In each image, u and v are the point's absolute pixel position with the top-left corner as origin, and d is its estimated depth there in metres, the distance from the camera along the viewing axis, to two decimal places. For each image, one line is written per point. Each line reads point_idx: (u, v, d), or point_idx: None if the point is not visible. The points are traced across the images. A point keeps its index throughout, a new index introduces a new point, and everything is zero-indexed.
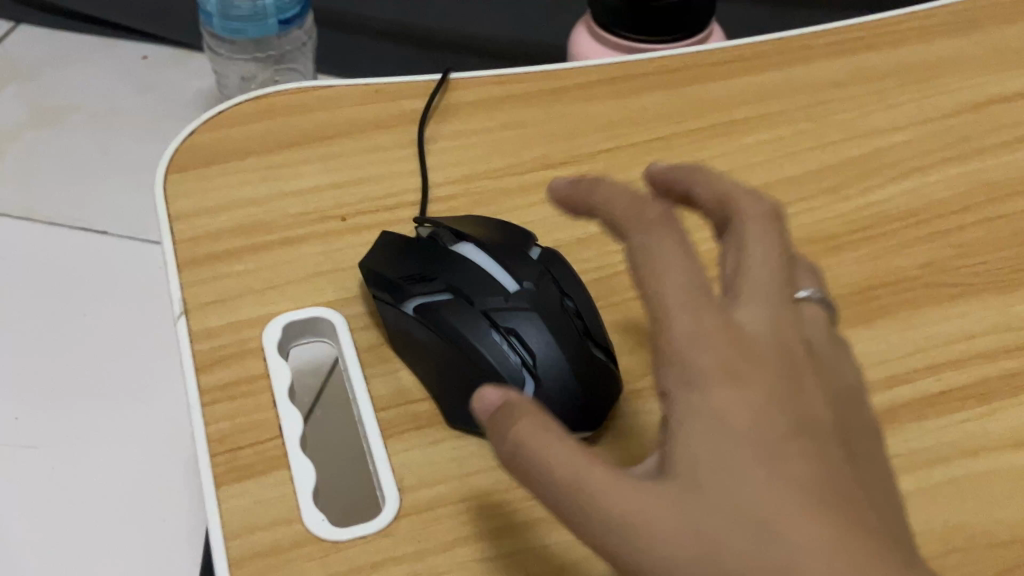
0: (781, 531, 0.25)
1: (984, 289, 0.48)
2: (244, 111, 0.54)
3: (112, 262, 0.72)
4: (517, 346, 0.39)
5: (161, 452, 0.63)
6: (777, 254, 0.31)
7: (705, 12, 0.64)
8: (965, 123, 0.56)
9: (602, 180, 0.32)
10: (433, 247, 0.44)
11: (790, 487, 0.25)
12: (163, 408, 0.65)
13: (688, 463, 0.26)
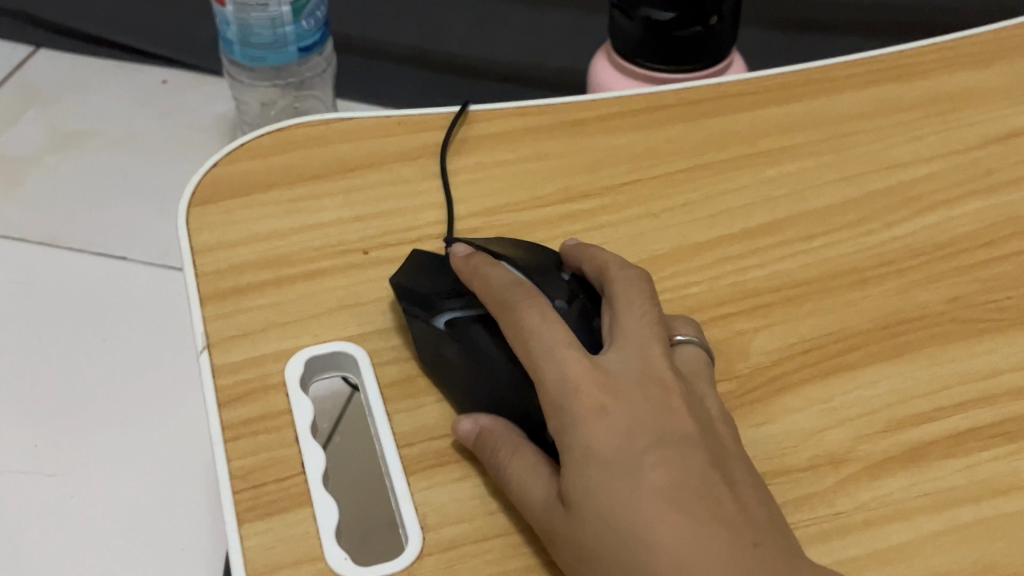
0: (641, 529, 0.33)
1: (1012, 325, 0.48)
2: (270, 144, 0.56)
3: (132, 287, 0.73)
4: None
5: (180, 480, 0.64)
6: (645, 311, 0.40)
7: (724, 45, 0.66)
8: (988, 156, 0.56)
9: (483, 266, 0.42)
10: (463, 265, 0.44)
11: (648, 494, 0.34)
12: (183, 435, 0.66)
13: (574, 486, 0.35)
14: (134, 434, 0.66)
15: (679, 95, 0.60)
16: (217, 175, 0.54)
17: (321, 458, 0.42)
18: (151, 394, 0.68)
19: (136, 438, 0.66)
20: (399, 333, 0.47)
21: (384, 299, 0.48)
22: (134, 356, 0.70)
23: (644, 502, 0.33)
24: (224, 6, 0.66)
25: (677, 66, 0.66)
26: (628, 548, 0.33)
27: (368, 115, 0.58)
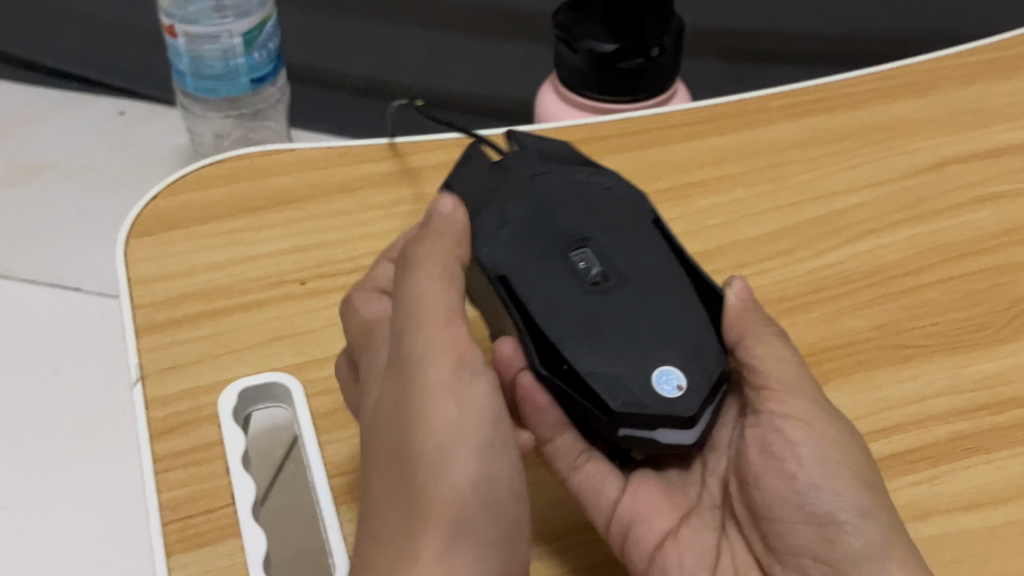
0: None
1: (938, 351, 0.49)
2: (210, 177, 0.56)
3: (76, 320, 0.67)
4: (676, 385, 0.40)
5: (127, 515, 0.58)
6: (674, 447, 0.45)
7: (669, 76, 0.67)
8: (921, 185, 0.57)
9: None
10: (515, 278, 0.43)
11: None
12: (129, 467, 0.60)
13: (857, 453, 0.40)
14: (80, 469, 0.60)
15: (619, 125, 0.61)
16: (156, 209, 0.54)
17: (252, 489, 0.42)
18: (97, 427, 0.61)
19: (78, 476, 0.60)
20: (333, 363, 0.47)
21: (320, 329, 0.49)
22: (79, 391, 0.63)
23: None
24: (174, 38, 0.66)
25: (621, 96, 0.66)
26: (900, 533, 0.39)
27: (310, 146, 0.59)
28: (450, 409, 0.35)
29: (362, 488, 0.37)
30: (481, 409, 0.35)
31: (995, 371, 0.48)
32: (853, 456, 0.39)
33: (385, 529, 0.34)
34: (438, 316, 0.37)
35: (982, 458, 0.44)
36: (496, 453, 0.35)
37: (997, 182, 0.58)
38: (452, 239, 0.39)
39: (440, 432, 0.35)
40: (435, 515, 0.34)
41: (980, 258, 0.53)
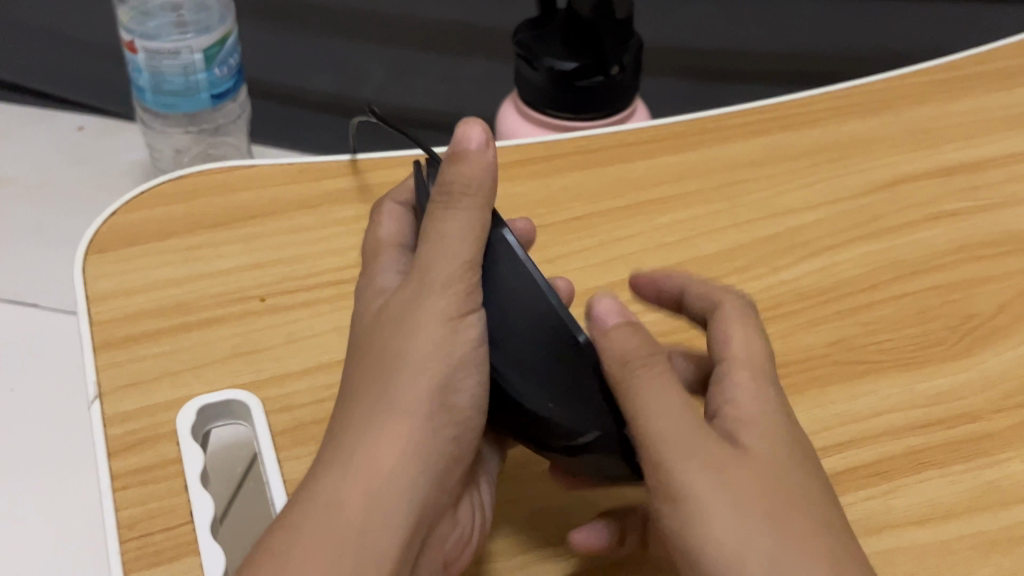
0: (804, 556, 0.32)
1: (891, 366, 0.49)
2: (169, 194, 0.56)
3: (30, 335, 0.65)
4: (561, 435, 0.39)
5: (78, 526, 0.55)
6: None
7: (628, 93, 0.67)
8: (875, 202, 0.58)
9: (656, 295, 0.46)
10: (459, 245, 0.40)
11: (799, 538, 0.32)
12: (83, 481, 0.58)
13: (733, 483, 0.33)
14: (29, 482, 0.57)
15: (578, 143, 0.62)
16: (114, 224, 0.54)
17: (211, 507, 0.42)
18: (51, 440, 0.59)
19: (37, 479, 0.57)
20: (292, 379, 0.47)
21: (279, 345, 0.49)
22: (41, 399, 0.62)
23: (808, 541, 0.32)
24: (134, 54, 0.66)
25: (583, 114, 0.67)
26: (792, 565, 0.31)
27: (270, 162, 0.59)
28: (441, 330, 0.36)
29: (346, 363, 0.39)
30: (474, 342, 0.37)
31: (948, 387, 0.49)
32: (696, 511, 0.32)
33: (359, 402, 0.36)
34: (453, 252, 0.37)
35: (935, 472, 0.45)
36: (471, 370, 0.37)
37: (951, 200, 0.59)
38: (483, 177, 0.38)
39: (429, 345, 0.36)
40: (407, 404, 0.36)
41: (934, 274, 0.54)
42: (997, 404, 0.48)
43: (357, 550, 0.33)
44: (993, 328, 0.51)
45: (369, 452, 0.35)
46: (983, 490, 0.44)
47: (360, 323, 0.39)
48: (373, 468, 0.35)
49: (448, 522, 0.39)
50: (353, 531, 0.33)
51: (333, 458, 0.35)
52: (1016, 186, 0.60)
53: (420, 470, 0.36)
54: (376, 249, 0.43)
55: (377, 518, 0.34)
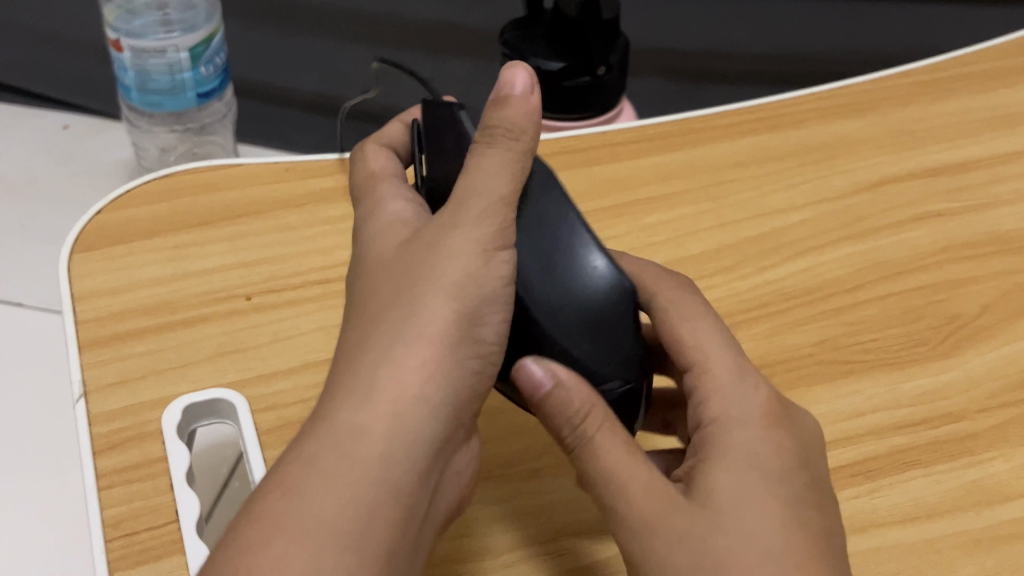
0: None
1: (875, 366, 0.50)
2: (155, 193, 0.56)
3: (14, 335, 0.65)
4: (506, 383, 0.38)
5: (62, 525, 0.55)
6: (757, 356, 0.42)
7: (614, 93, 0.68)
8: (860, 203, 0.59)
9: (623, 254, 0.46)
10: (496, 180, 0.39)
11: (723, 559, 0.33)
12: (68, 479, 0.58)
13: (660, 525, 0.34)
14: (13, 480, 0.57)
15: (564, 142, 0.62)
16: (99, 223, 0.54)
17: (197, 505, 0.42)
18: (35, 438, 0.59)
19: (22, 481, 0.57)
20: (278, 378, 0.47)
21: (264, 345, 0.48)
22: (27, 399, 0.61)
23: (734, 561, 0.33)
24: (120, 52, 0.66)
25: (570, 112, 0.67)
26: None
27: (256, 161, 0.59)
28: (474, 262, 0.35)
29: (357, 285, 0.37)
30: (503, 278, 0.36)
31: (933, 387, 0.49)
32: (654, 572, 0.34)
33: (379, 324, 0.34)
34: (493, 189, 0.36)
35: (919, 472, 0.45)
36: (498, 305, 0.36)
37: (935, 201, 0.59)
38: (525, 123, 0.38)
39: (458, 273, 0.34)
40: (434, 330, 0.34)
41: (918, 275, 0.54)
42: (981, 404, 0.48)
43: (373, 483, 0.31)
44: (977, 329, 0.52)
45: (396, 377, 0.33)
46: (967, 489, 0.45)
47: (377, 249, 0.37)
48: (401, 394, 0.32)
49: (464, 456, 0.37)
50: (371, 462, 0.31)
51: (350, 384, 0.33)
52: (1000, 187, 0.60)
53: (447, 401, 0.34)
54: (372, 182, 0.43)
55: (405, 449, 0.32)
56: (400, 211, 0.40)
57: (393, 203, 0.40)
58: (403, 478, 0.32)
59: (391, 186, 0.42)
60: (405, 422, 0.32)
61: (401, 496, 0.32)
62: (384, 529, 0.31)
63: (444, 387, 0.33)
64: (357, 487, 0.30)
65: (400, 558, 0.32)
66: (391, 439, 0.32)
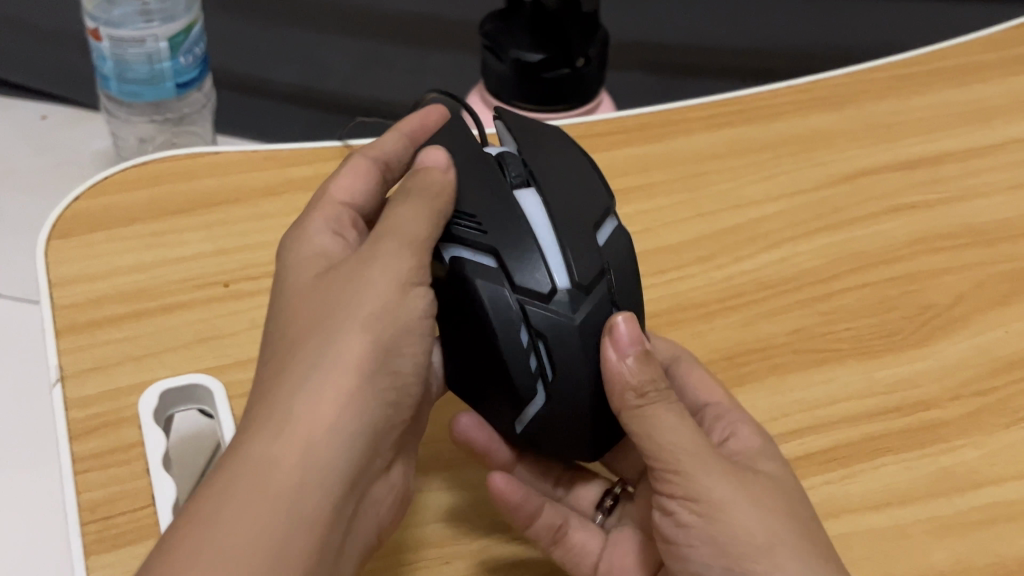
0: (807, 544, 0.36)
1: (849, 356, 0.50)
2: (133, 181, 0.56)
3: None
4: (542, 351, 0.36)
5: (37, 511, 0.55)
6: None
7: (593, 85, 0.68)
8: (836, 195, 0.59)
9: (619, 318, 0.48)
10: (574, 189, 0.40)
11: (799, 527, 0.36)
12: (42, 465, 0.57)
13: (739, 487, 0.36)
14: None
15: None
16: (77, 210, 0.54)
17: (173, 489, 0.42)
18: (10, 425, 0.59)
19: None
20: (255, 364, 0.47)
21: (242, 331, 0.48)
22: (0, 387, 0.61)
23: (804, 531, 0.36)
24: (98, 41, 0.65)
25: (551, 106, 0.67)
26: (801, 551, 0.35)
27: (235, 149, 0.59)
28: (391, 295, 0.37)
29: (274, 316, 0.38)
30: (421, 312, 0.38)
31: (905, 375, 0.49)
32: (739, 519, 0.35)
33: (296, 352, 0.36)
34: (411, 229, 0.38)
35: (891, 458, 0.46)
36: (414, 339, 0.38)
37: (910, 193, 0.59)
38: (444, 185, 0.39)
39: (374, 306, 0.36)
40: (349, 357, 0.35)
41: (892, 266, 0.55)
42: (953, 392, 0.49)
43: (287, 510, 0.32)
44: (950, 319, 0.52)
45: (307, 408, 0.34)
46: (937, 476, 0.45)
47: (294, 279, 0.39)
48: (311, 424, 0.34)
49: (381, 489, 0.39)
50: (284, 488, 0.32)
51: (266, 411, 0.34)
52: (973, 179, 0.61)
53: (358, 430, 0.35)
54: (318, 201, 0.43)
55: (314, 473, 0.33)
56: (327, 244, 0.41)
57: (320, 232, 0.41)
58: (320, 503, 0.33)
59: (329, 212, 0.42)
60: (320, 447, 0.34)
61: (318, 521, 0.33)
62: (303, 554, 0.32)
63: (358, 414, 0.35)
64: (272, 513, 0.32)
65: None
66: (306, 465, 0.33)
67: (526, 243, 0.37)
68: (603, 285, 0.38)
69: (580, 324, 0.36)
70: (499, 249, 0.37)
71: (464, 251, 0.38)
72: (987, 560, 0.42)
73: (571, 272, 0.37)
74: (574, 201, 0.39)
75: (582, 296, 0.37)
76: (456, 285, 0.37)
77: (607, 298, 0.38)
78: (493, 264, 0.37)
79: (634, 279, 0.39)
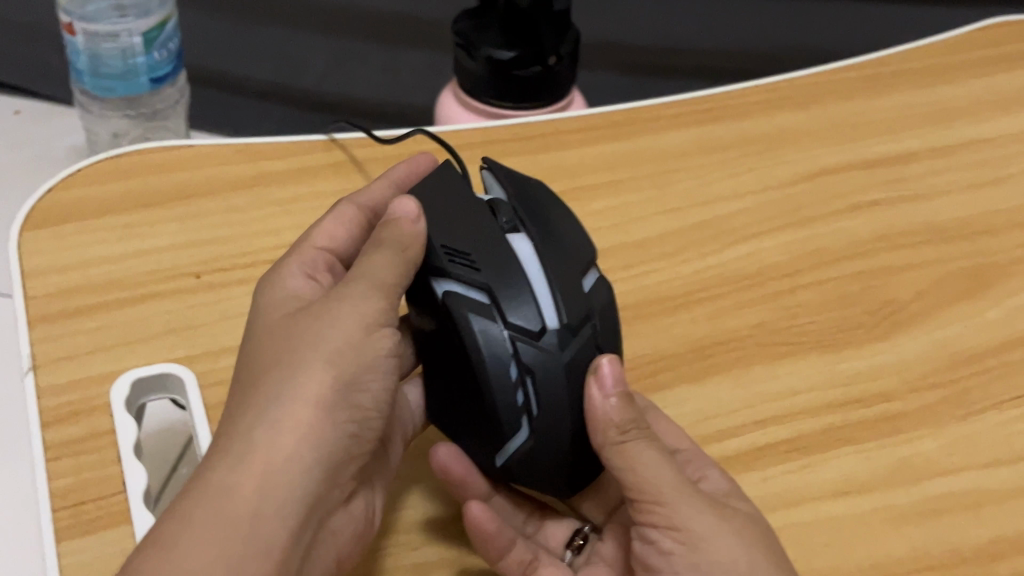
0: (780, 569, 0.37)
1: (811, 349, 0.51)
2: (106, 173, 0.56)
3: None
4: (527, 387, 0.38)
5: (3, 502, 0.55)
6: None
7: (564, 83, 0.69)
8: (801, 192, 0.60)
9: None
10: (561, 238, 0.42)
11: (773, 554, 0.38)
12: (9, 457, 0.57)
13: (716, 518, 0.38)
14: None
15: (514, 131, 0.63)
16: (50, 202, 0.54)
17: (144, 476, 0.43)
18: None
19: None
20: (227, 354, 0.48)
21: (214, 322, 0.49)
22: None
23: (778, 559, 0.38)
24: (72, 36, 0.66)
25: (524, 104, 0.68)
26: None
27: (208, 143, 0.59)
28: (356, 333, 0.38)
29: (245, 350, 0.39)
30: (387, 351, 0.38)
31: (865, 368, 0.50)
32: (719, 548, 0.37)
33: (258, 387, 0.36)
34: (380, 275, 0.39)
35: (851, 448, 0.47)
36: (379, 374, 0.38)
37: (873, 191, 0.61)
38: (415, 235, 0.40)
39: (337, 342, 0.37)
40: (312, 389, 0.36)
41: (856, 262, 0.56)
42: (912, 385, 0.50)
43: (244, 538, 0.33)
44: (910, 314, 0.53)
45: (266, 440, 0.35)
46: (896, 466, 0.46)
47: (264, 317, 0.40)
48: (268, 457, 0.34)
49: (342, 518, 0.39)
50: (240, 518, 0.33)
51: (230, 441, 0.35)
52: (935, 179, 0.62)
53: (317, 462, 0.35)
54: (298, 247, 0.44)
55: (268, 504, 0.34)
56: (300, 287, 0.41)
57: (293, 273, 0.42)
58: (278, 530, 0.34)
59: (304, 257, 0.43)
60: (279, 477, 0.34)
61: (273, 547, 0.33)
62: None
63: (320, 446, 0.36)
64: (225, 541, 0.32)
65: None
66: (263, 492, 0.34)
67: (520, 283, 0.39)
68: (588, 330, 0.40)
69: (569, 363, 0.38)
70: (493, 287, 0.38)
71: (455, 286, 0.39)
72: (944, 546, 0.43)
73: (561, 313, 0.39)
74: (563, 248, 0.41)
75: (570, 337, 0.39)
76: (447, 319, 0.39)
77: (592, 341, 0.39)
78: (485, 300, 0.39)
79: (614, 325, 0.41)
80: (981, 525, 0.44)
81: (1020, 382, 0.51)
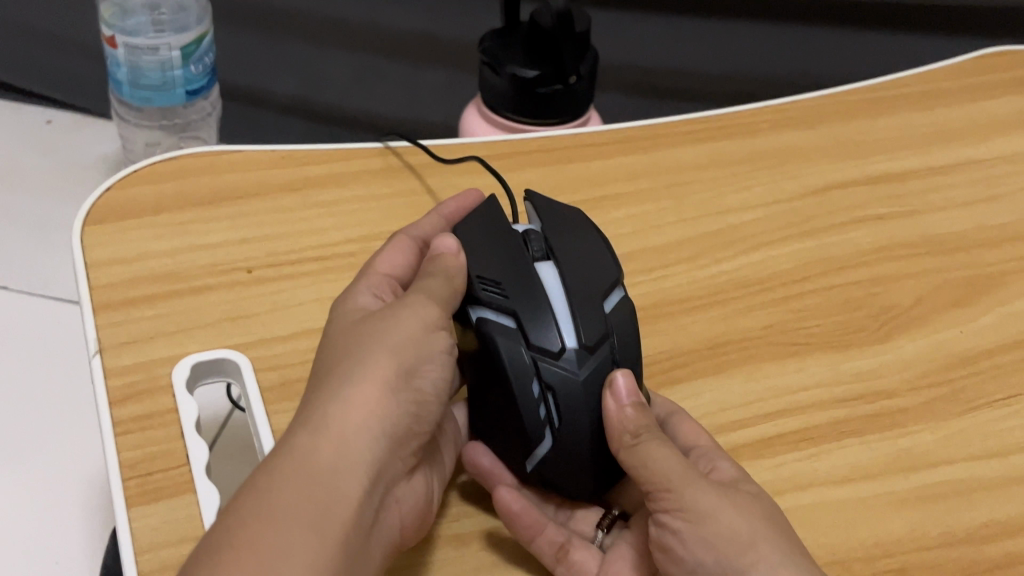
0: (782, 544, 0.39)
1: (818, 348, 0.55)
2: (160, 173, 0.60)
3: (25, 318, 0.77)
4: (550, 402, 0.42)
5: (85, 479, 0.69)
6: None
7: (584, 101, 0.73)
8: (808, 205, 0.64)
9: None
10: (584, 263, 0.45)
11: (776, 532, 0.40)
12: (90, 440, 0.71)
13: (720, 498, 0.40)
14: (55, 435, 0.71)
15: (539, 143, 0.67)
16: (108, 199, 0.58)
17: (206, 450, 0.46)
18: (68, 403, 0.73)
19: (61, 435, 0.71)
20: (278, 342, 0.51)
21: (264, 312, 0.53)
22: (56, 367, 0.75)
23: (781, 536, 0.40)
24: (114, 49, 0.69)
25: (545, 120, 0.72)
26: (779, 551, 0.39)
27: (254, 149, 0.63)
28: (416, 330, 0.42)
29: (318, 353, 0.42)
30: (443, 349, 0.42)
31: (869, 367, 0.54)
32: (724, 522, 0.39)
33: (331, 373, 0.40)
34: (438, 287, 0.43)
35: (855, 439, 0.50)
36: (437, 365, 0.42)
37: (876, 206, 0.65)
38: (459, 268, 0.44)
39: (400, 337, 0.41)
40: (377, 373, 0.39)
41: (859, 270, 0.60)
42: (912, 383, 0.54)
43: (325, 488, 0.35)
44: (910, 319, 0.57)
45: (341, 412, 0.38)
46: (896, 456, 0.50)
47: (335, 325, 0.43)
48: (342, 424, 0.37)
49: (405, 492, 0.41)
50: (321, 473, 0.36)
51: (307, 415, 0.38)
52: (933, 195, 0.66)
53: (387, 432, 0.38)
54: (364, 272, 0.47)
55: (345, 463, 0.37)
56: (367, 302, 0.45)
57: (362, 292, 0.46)
58: (354, 485, 0.36)
59: (369, 280, 0.47)
60: (352, 443, 0.37)
61: (353, 500, 0.36)
62: (338, 523, 0.35)
63: (388, 420, 0.39)
64: (307, 489, 0.35)
65: (352, 557, 0.36)
66: (339, 453, 0.37)
67: (544, 310, 0.43)
68: (605, 348, 0.43)
69: (585, 380, 0.42)
70: (519, 312, 0.42)
71: (488, 312, 0.43)
72: (941, 529, 0.47)
73: (579, 334, 0.42)
74: (587, 274, 0.45)
75: (587, 356, 0.42)
76: (479, 341, 0.43)
77: (609, 359, 0.43)
78: (513, 325, 0.42)
79: (636, 342, 0.45)
80: (975, 510, 0.48)
81: (1012, 383, 0.54)
